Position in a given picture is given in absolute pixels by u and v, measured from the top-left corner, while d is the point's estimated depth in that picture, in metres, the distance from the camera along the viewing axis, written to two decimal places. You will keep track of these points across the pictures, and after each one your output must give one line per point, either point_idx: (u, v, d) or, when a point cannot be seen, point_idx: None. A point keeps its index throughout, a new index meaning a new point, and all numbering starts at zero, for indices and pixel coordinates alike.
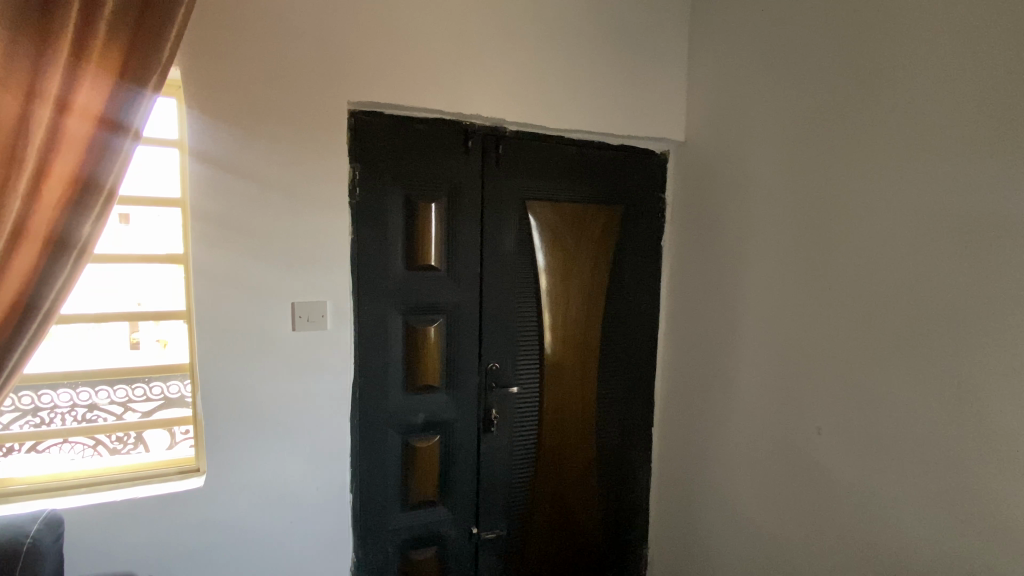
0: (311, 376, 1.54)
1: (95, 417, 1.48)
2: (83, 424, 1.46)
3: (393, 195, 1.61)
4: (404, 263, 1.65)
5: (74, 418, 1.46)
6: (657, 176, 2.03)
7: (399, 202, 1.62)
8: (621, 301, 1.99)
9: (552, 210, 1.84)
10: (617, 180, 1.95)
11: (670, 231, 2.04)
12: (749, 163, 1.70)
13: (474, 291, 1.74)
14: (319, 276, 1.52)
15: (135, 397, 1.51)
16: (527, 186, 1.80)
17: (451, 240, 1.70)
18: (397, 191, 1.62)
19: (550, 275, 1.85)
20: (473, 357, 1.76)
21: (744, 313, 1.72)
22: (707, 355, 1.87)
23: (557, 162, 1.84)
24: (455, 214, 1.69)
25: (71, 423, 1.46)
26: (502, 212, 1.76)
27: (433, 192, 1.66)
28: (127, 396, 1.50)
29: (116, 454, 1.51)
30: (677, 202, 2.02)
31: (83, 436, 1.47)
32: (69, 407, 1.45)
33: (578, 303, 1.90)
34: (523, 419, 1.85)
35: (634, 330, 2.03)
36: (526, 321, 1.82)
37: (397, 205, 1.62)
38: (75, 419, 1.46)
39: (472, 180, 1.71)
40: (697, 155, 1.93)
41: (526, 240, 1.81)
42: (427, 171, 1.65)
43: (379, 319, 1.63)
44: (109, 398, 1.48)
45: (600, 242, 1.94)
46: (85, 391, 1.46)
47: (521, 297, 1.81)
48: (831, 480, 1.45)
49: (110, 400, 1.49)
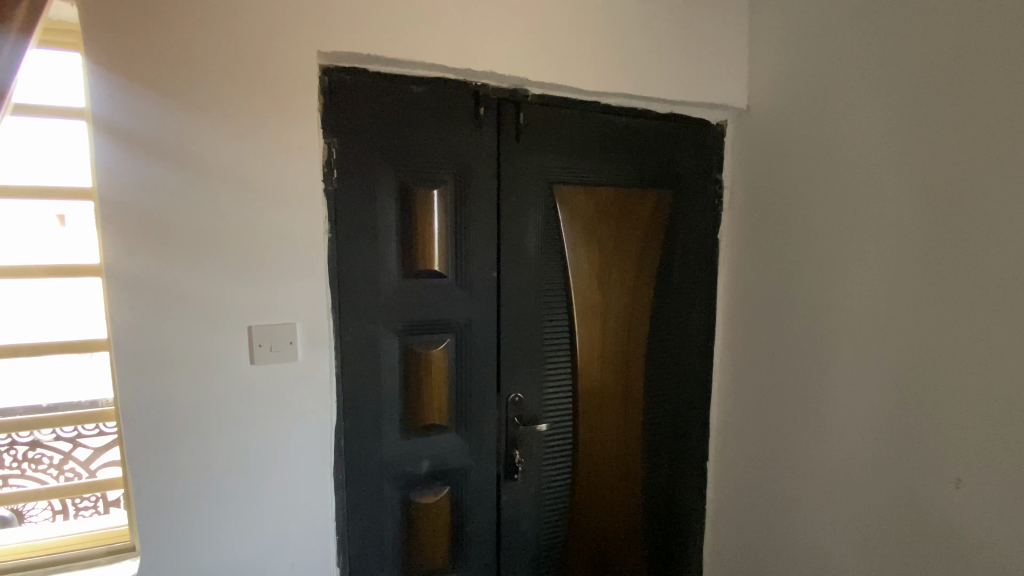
0: (278, 423, 1.16)
1: (39, 456, 1.18)
2: (25, 466, 1.17)
3: (382, 179, 1.22)
4: (399, 270, 1.26)
5: (13, 459, 1.16)
6: (713, 153, 1.63)
7: (390, 190, 1.23)
8: (670, 310, 1.60)
9: (586, 199, 1.45)
10: (666, 158, 1.56)
11: (729, 222, 1.66)
12: (845, 131, 1.30)
13: (489, 303, 1.35)
14: (284, 288, 1.13)
15: (86, 431, 1.20)
16: (555, 167, 1.40)
17: (459, 239, 1.31)
18: (388, 174, 1.23)
19: (583, 282, 1.46)
20: (490, 388, 1.37)
21: (836, 326, 1.33)
22: (783, 377, 1.49)
23: (593, 135, 1.44)
24: (463, 205, 1.30)
25: (10, 463, 1.16)
26: (523, 203, 1.36)
27: (435, 175, 1.27)
28: (76, 430, 1.19)
29: (56, 510, 1.20)
30: (741, 184, 1.62)
31: (28, 479, 1.18)
32: (6, 444, 1.15)
33: (618, 314, 1.52)
34: (553, 462, 1.48)
35: (685, 344, 1.64)
36: (552, 339, 1.44)
37: (388, 194, 1.23)
38: (15, 459, 1.16)
39: (484, 160, 1.31)
40: (767, 125, 1.53)
41: (553, 236, 1.42)
42: (426, 148, 1.25)
43: (367, 345, 1.24)
44: (55, 433, 1.18)
45: (645, 236, 1.54)
46: (25, 427, 1.15)
47: (546, 311, 1.42)
48: (971, 556, 1.07)
49: (56, 435, 1.18)
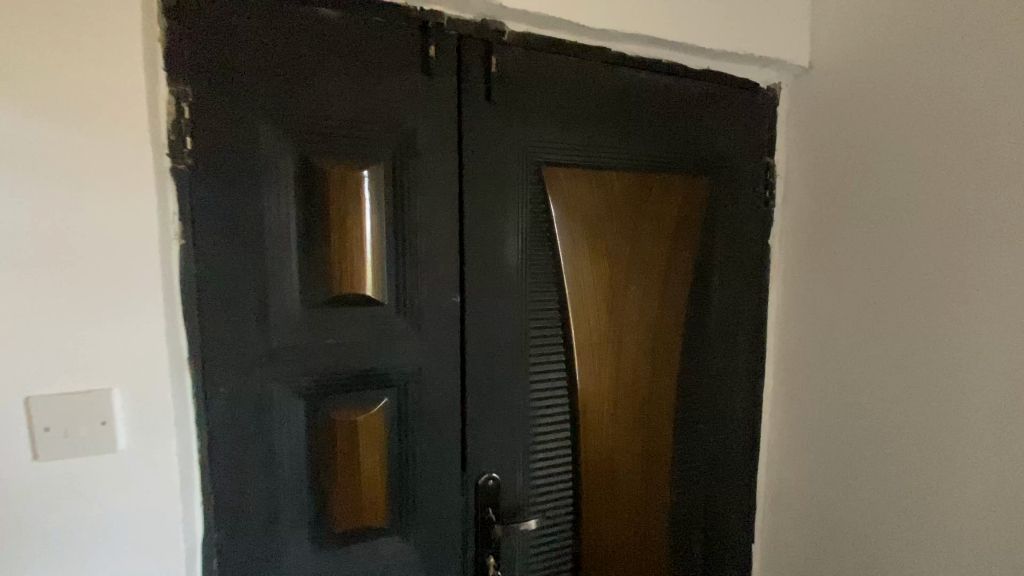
0: (83, 565, 0.69)
1: None
2: None
3: (268, 154, 0.77)
4: (301, 296, 0.80)
5: None
6: (762, 126, 1.19)
7: (281, 171, 0.78)
8: (708, 342, 1.16)
9: (592, 189, 1.00)
10: (703, 130, 1.11)
11: (786, 223, 1.23)
12: (1004, 87, 0.87)
13: (449, 344, 0.90)
14: (86, 336, 0.67)
15: None
16: (547, 140, 0.94)
17: (399, 248, 0.86)
18: (278, 147, 0.78)
19: (587, 309, 1.01)
20: (450, 469, 0.92)
21: (993, 374, 0.90)
22: (881, 436, 1.06)
23: (602, 94, 0.99)
24: (404, 195, 0.85)
25: None
26: (499, 194, 0.91)
27: (360, 151, 0.82)
28: None
29: None
30: (806, 169, 1.19)
31: None
32: None
33: (636, 353, 1.07)
34: (544, 566, 1.03)
35: (727, 388, 1.20)
36: (542, 394, 0.99)
37: (279, 177, 0.78)
38: None
39: (437, 127, 0.86)
40: (851, 87, 1.10)
41: (545, 243, 0.96)
42: (343, 107, 0.80)
43: (251, 415, 0.79)
44: None
45: (675, 242, 1.09)
46: None
47: (533, 355, 0.97)
48: None
49: None
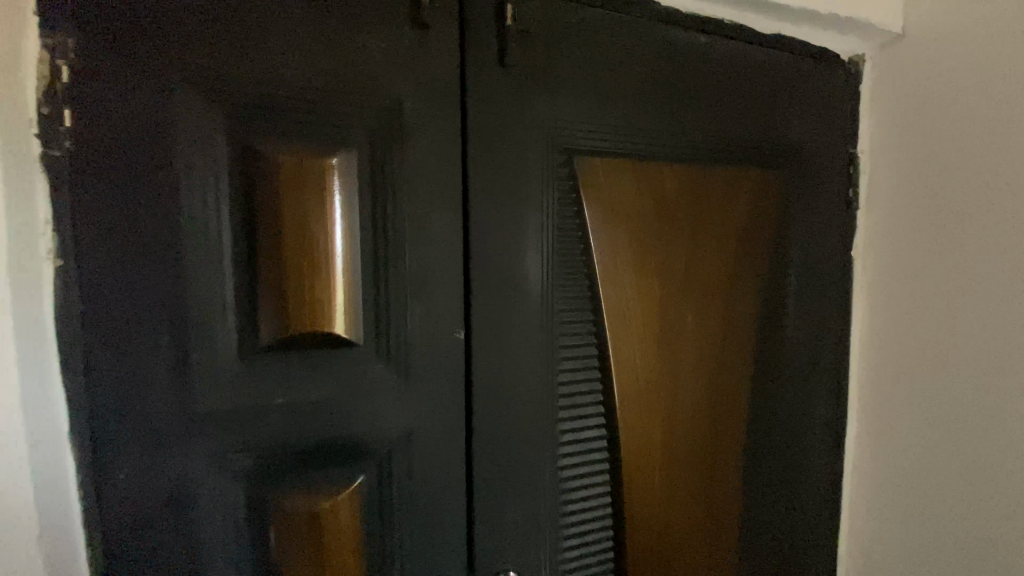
0: None
1: None
2: None
3: (186, 137, 0.54)
4: (235, 339, 0.57)
5: None
6: (845, 109, 0.94)
7: (207, 162, 0.54)
8: (779, 383, 0.90)
9: (638, 187, 0.76)
10: (776, 111, 0.86)
11: (873, 233, 0.97)
12: None
13: (448, 400, 0.66)
14: None
15: None
16: (577, 122, 0.70)
17: (379, 270, 0.62)
18: (199, 126, 0.54)
19: (632, 348, 0.76)
20: (452, 568, 0.68)
21: None
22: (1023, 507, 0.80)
23: (651, 62, 0.75)
24: (384, 195, 0.61)
25: None
26: (517, 194, 0.66)
27: (323, 133, 0.58)
28: None
29: None
30: (901, 164, 0.93)
31: None
32: None
33: (692, 401, 0.82)
34: None
35: (803, 442, 0.94)
36: (576, 462, 0.74)
37: (202, 169, 0.54)
38: None
39: (430, 102, 0.62)
40: (967, 53, 0.85)
41: (579, 259, 0.72)
42: (297, 71, 0.57)
43: (165, 513, 0.56)
44: None
45: (739, 257, 0.85)
46: None
47: (563, 410, 0.73)
48: None
49: None
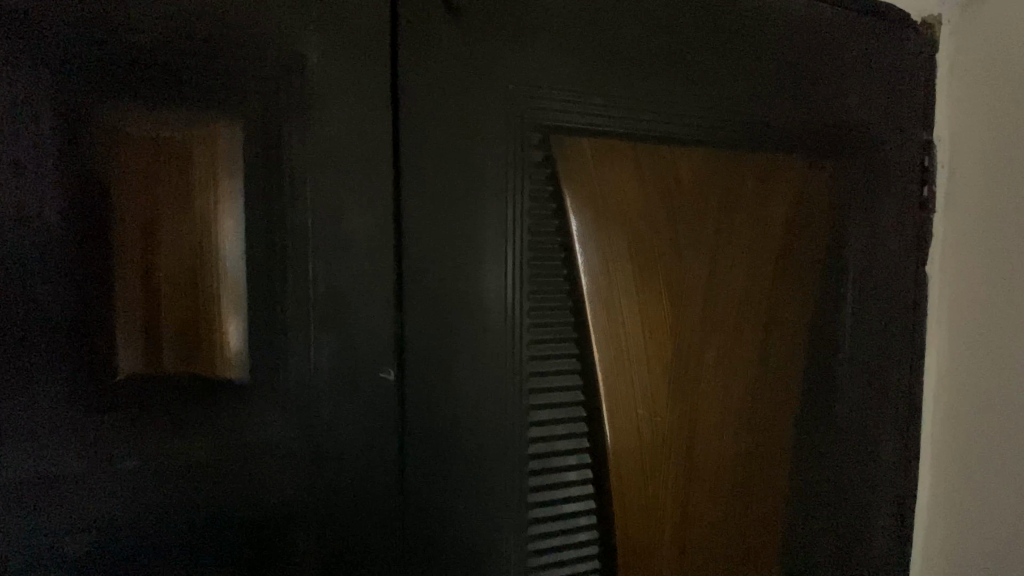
0: None
1: None
2: None
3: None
4: (63, 381, 0.42)
5: None
6: (916, 82, 0.74)
7: (24, 139, 0.40)
8: (832, 432, 0.70)
9: (642, 176, 0.57)
10: (827, 84, 0.67)
11: (959, 244, 0.75)
12: None
13: (371, 464, 0.48)
14: None
15: None
16: (557, 91, 0.53)
17: (274, 283, 0.46)
18: (14, 89, 0.40)
19: (631, 389, 0.58)
20: None
21: None
22: None
23: (659, 14, 0.57)
24: (282, 186, 0.45)
25: None
26: (470, 182, 0.49)
27: (196, 102, 0.44)
28: None
29: None
30: (992, 150, 0.72)
31: None
32: None
33: (716, 460, 0.63)
34: None
35: (864, 511, 0.73)
36: (554, 545, 0.55)
37: (18, 149, 0.40)
38: None
39: (349, 59, 0.46)
40: None
41: (559, 271, 0.54)
42: (160, 16, 0.42)
43: None
44: None
45: (778, 274, 0.65)
46: None
47: (537, 475, 0.54)
48: None
49: None
